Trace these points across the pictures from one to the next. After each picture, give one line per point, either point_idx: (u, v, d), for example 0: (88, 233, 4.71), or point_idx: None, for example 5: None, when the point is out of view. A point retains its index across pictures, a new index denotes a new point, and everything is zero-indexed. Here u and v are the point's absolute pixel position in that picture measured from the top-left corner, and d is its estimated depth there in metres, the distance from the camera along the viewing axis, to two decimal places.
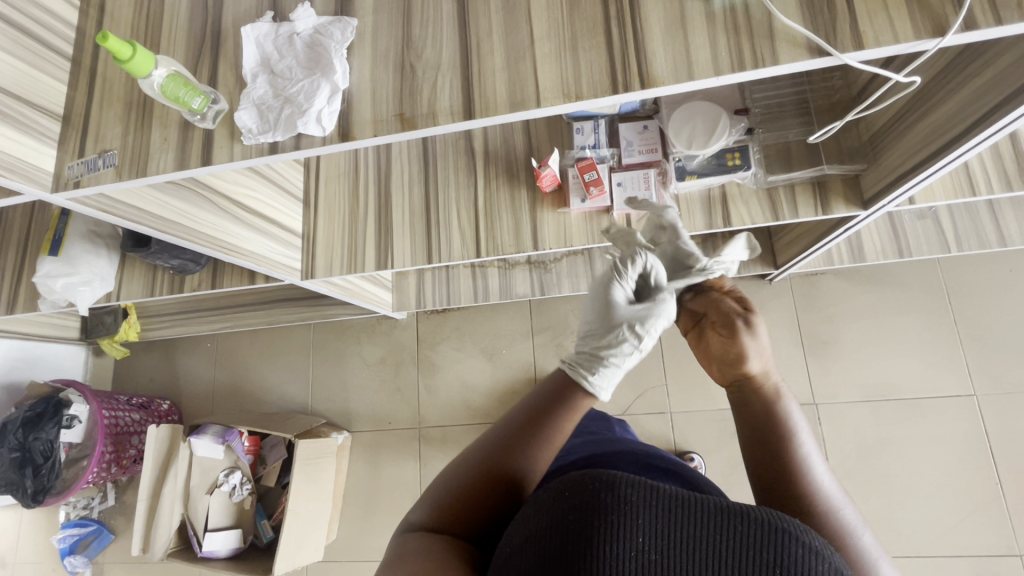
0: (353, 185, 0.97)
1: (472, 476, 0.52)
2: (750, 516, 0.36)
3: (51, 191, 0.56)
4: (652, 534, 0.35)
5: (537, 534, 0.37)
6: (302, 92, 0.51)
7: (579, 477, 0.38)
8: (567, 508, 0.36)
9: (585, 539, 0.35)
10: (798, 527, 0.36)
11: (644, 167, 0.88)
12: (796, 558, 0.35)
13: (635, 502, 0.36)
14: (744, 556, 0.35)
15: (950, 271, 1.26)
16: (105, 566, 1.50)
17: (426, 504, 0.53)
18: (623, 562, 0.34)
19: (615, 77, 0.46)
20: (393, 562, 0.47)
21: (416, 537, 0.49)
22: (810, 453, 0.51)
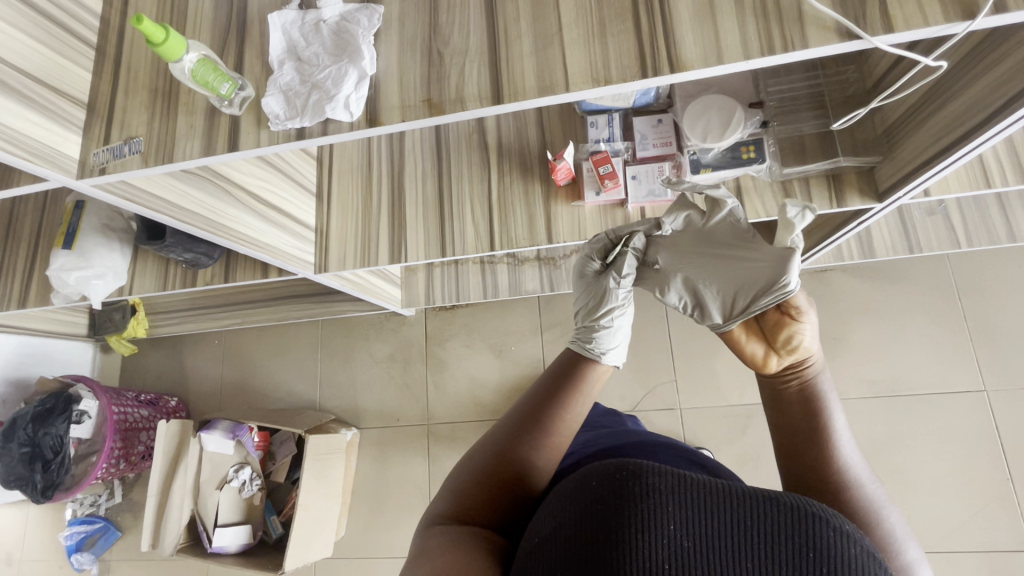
0: (367, 179, 0.97)
1: (490, 465, 0.53)
2: (781, 502, 0.36)
3: (76, 178, 0.56)
4: (683, 522, 0.35)
5: (567, 524, 0.37)
6: (329, 78, 0.51)
7: (605, 467, 0.38)
8: (597, 498, 0.36)
9: (616, 528, 0.35)
10: (827, 512, 0.36)
11: (658, 161, 0.89)
12: (828, 541, 0.35)
13: (664, 491, 0.35)
14: (777, 542, 0.35)
15: (959, 267, 1.26)
16: (112, 563, 1.49)
17: (446, 500, 0.54)
18: (657, 550, 0.34)
19: (644, 60, 0.46)
20: (418, 555, 0.47)
21: (438, 531, 0.50)
22: (841, 430, 0.51)
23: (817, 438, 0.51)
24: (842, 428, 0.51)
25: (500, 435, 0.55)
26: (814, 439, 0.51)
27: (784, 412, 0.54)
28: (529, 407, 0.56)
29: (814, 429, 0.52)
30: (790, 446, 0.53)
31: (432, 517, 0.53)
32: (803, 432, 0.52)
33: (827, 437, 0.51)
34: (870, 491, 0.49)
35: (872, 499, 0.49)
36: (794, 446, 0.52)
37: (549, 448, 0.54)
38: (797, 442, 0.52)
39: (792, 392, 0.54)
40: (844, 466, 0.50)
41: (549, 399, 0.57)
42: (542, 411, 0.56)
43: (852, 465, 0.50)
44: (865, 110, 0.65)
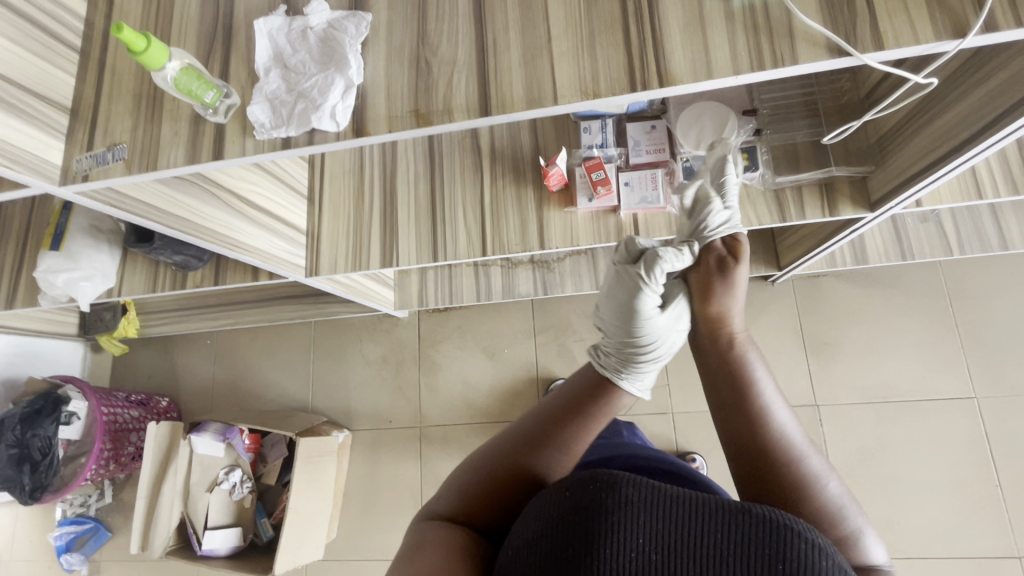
0: (358, 183, 0.96)
1: (497, 469, 0.51)
2: (751, 514, 0.36)
3: (59, 184, 0.55)
4: (652, 533, 0.35)
5: (541, 533, 0.37)
6: (315, 87, 0.50)
7: (580, 478, 0.38)
8: (568, 509, 0.37)
9: (586, 540, 0.35)
10: (800, 524, 0.36)
11: (652, 167, 0.88)
12: (798, 553, 0.35)
13: (635, 502, 0.36)
14: (747, 555, 0.35)
15: (951, 274, 1.26)
16: (102, 564, 1.49)
17: (446, 494, 0.53)
18: (625, 560, 0.34)
19: (633, 74, 0.45)
20: (409, 554, 0.47)
21: (433, 528, 0.49)
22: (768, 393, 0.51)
23: (745, 411, 0.50)
24: (771, 394, 0.51)
25: (509, 444, 0.52)
26: (746, 413, 0.50)
27: (716, 387, 0.53)
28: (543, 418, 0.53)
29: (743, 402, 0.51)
30: (726, 422, 0.52)
31: (432, 512, 0.52)
32: (734, 405, 0.51)
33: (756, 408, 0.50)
34: (813, 461, 0.49)
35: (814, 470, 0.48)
36: (729, 423, 0.52)
37: (562, 464, 0.51)
38: (731, 417, 0.51)
39: (721, 365, 0.54)
40: (778, 439, 0.49)
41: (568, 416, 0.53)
42: (557, 424, 0.52)
43: (787, 435, 0.49)
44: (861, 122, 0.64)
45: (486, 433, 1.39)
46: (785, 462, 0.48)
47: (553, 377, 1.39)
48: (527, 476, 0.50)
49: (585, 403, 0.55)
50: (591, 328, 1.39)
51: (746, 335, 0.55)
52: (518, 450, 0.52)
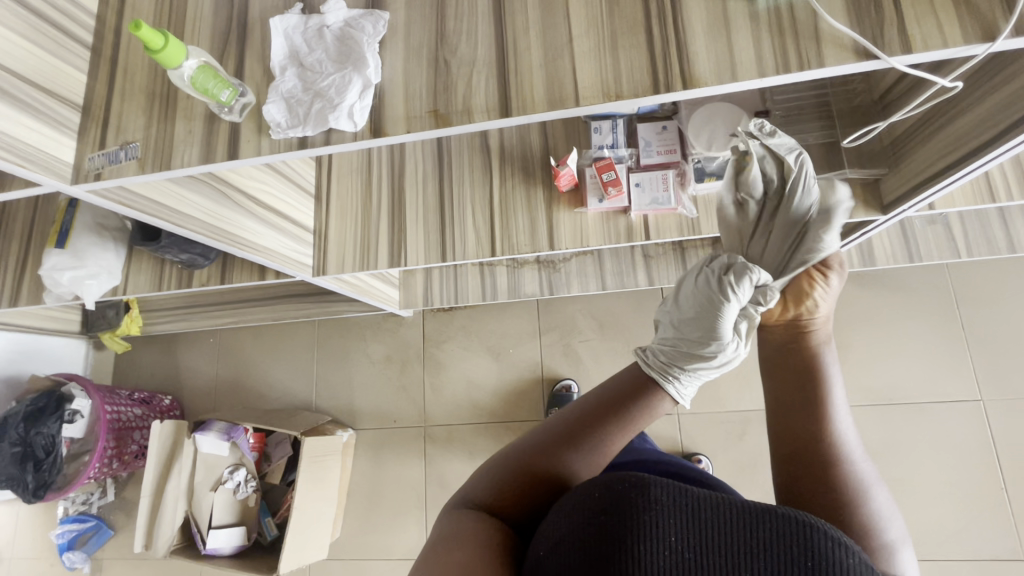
0: (367, 183, 0.96)
1: (533, 461, 0.50)
2: (776, 513, 0.36)
3: (71, 183, 0.55)
4: (680, 533, 0.35)
5: (570, 536, 0.37)
6: (333, 86, 0.50)
7: (608, 479, 0.38)
8: (596, 510, 0.36)
9: (615, 541, 0.35)
10: (823, 522, 0.36)
11: (663, 168, 0.87)
12: (824, 552, 0.35)
13: (664, 502, 0.36)
14: (774, 554, 0.35)
15: (957, 276, 1.26)
16: (104, 562, 1.48)
17: (477, 482, 0.52)
18: (654, 559, 0.34)
19: (656, 75, 0.45)
20: (439, 544, 0.46)
21: (461, 519, 0.48)
22: (839, 404, 0.52)
23: (814, 408, 0.52)
24: (839, 399, 0.52)
25: (540, 437, 0.52)
26: (813, 409, 0.52)
27: (782, 384, 0.54)
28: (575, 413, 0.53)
29: (815, 398, 0.52)
30: (787, 421, 0.53)
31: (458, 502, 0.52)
32: (802, 405, 0.52)
33: (823, 407, 0.52)
34: (860, 468, 0.50)
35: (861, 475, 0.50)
36: (786, 415, 0.53)
37: (593, 459, 0.51)
38: (793, 409, 0.53)
39: (795, 361, 0.55)
40: (836, 441, 0.51)
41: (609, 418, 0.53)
42: (588, 417, 0.52)
43: (842, 438, 0.51)
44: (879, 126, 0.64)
45: (491, 433, 1.38)
46: (830, 458, 0.50)
47: (558, 377, 1.39)
48: (557, 468, 0.50)
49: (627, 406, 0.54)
50: (597, 329, 1.39)
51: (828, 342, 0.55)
52: (549, 442, 0.51)
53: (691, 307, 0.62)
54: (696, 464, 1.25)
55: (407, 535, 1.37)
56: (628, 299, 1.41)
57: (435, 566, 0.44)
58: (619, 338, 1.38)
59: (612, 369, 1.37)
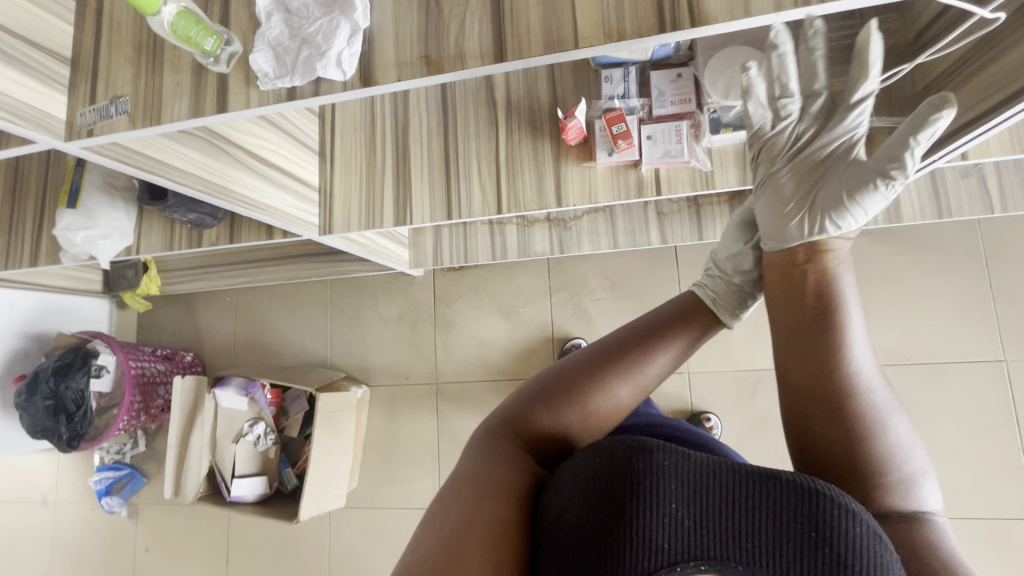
0: (370, 137, 0.94)
1: (561, 398, 0.53)
2: (779, 479, 0.40)
3: (65, 140, 0.54)
4: (685, 497, 0.39)
5: (575, 501, 0.42)
6: (320, 32, 0.47)
7: (613, 444, 0.42)
8: (601, 472, 0.41)
9: (621, 501, 0.40)
10: (834, 490, 0.40)
11: (676, 119, 0.83)
12: (828, 515, 0.39)
13: (665, 466, 0.40)
14: (776, 516, 0.39)
15: (989, 232, 1.20)
16: (139, 507, 1.57)
17: (508, 408, 0.56)
18: (658, 518, 0.39)
19: (663, 12, 0.42)
20: (464, 479, 0.50)
21: (493, 451, 0.52)
22: (856, 334, 0.50)
23: (823, 352, 0.50)
24: (856, 327, 0.50)
25: (586, 361, 0.55)
26: (825, 343, 0.50)
27: (796, 320, 0.52)
28: (621, 340, 0.56)
29: (825, 336, 0.50)
30: (797, 365, 0.51)
31: (494, 420, 0.56)
32: (809, 340, 0.51)
33: (839, 348, 0.49)
34: (877, 398, 0.50)
35: (880, 406, 0.49)
36: (798, 355, 0.51)
37: (636, 386, 0.54)
38: (799, 350, 0.51)
39: (812, 288, 0.52)
40: (846, 377, 0.49)
41: (631, 351, 0.55)
42: (624, 363, 0.54)
43: (857, 373, 0.50)
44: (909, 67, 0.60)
45: (502, 391, 1.40)
46: (843, 397, 0.49)
47: (569, 337, 1.39)
48: (599, 393, 0.53)
49: (651, 350, 0.55)
50: (608, 288, 1.37)
51: (845, 260, 0.54)
52: (591, 372, 0.54)
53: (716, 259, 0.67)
54: (705, 423, 1.25)
55: (422, 487, 1.42)
56: (640, 258, 1.38)
57: (465, 498, 0.48)
58: (629, 296, 1.36)
59: None
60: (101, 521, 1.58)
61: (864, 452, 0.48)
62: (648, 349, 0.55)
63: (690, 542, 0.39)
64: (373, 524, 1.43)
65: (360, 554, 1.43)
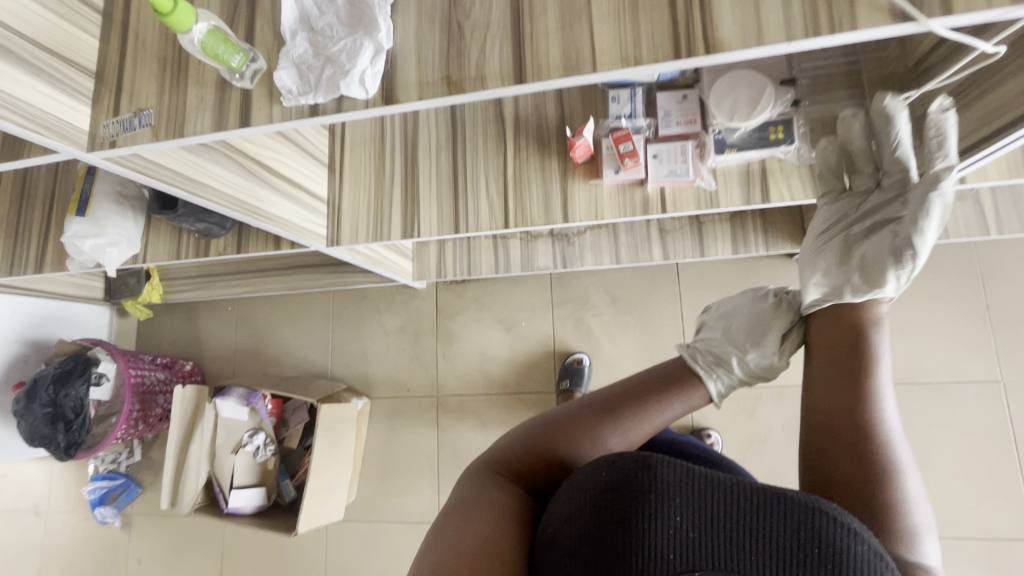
0: (380, 151, 0.95)
1: (554, 442, 0.53)
2: (784, 497, 0.40)
3: (87, 150, 0.55)
4: (688, 513, 0.40)
5: (577, 515, 0.43)
6: (344, 52, 0.49)
7: (618, 459, 0.43)
8: (605, 488, 0.42)
9: (624, 515, 0.41)
10: (837, 509, 0.40)
11: (682, 139, 0.85)
12: (832, 536, 0.39)
13: (668, 481, 0.41)
14: (778, 532, 0.39)
15: (985, 254, 1.22)
16: (133, 518, 1.55)
17: (503, 449, 0.56)
18: (660, 533, 0.40)
19: (678, 39, 0.43)
20: (459, 507, 0.50)
21: (487, 485, 0.52)
22: (884, 375, 0.50)
23: (854, 387, 0.50)
24: (883, 371, 0.51)
25: (581, 408, 0.55)
26: (856, 383, 0.50)
27: (835, 353, 0.52)
28: (619, 392, 0.56)
29: (860, 373, 0.50)
30: (826, 399, 0.51)
31: (489, 459, 0.56)
32: (842, 374, 0.51)
33: (871, 387, 0.50)
34: (896, 449, 0.49)
35: (897, 455, 0.48)
36: (830, 389, 0.51)
37: (629, 437, 0.54)
38: (833, 385, 0.51)
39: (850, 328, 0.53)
40: (870, 415, 0.49)
41: (625, 402, 0.55)
42: (616, 414, 0.54)
43: (882, 418, 0.49)
44: (913, 94, 0.62)
45: (503, 404, 1.40)
46: (863, 437, 0.48)
47: (570, 351, 1.39)
48: (591, 440, 0.53)
49: (643, 403, 0.55)
50: (610, 303, 1.38)
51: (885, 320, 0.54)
52: (584, 419, 0.54)
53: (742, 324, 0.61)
54: (706, 439, 1.26)
55: (420, 501, 1.41)
56: (642, 274, 1.39)
57: (456, 524, 0.48)
58: (631, 312, 1.38)
59: (624, 343, 1.37)
60: (93, 532, 1.56)
61: (867, 495, 0.47)
62: (640, 402, 0.55)
63: (693, 559, 0.39)
64: (370, 538, 1.42)
65: (357, 568, 1.41)
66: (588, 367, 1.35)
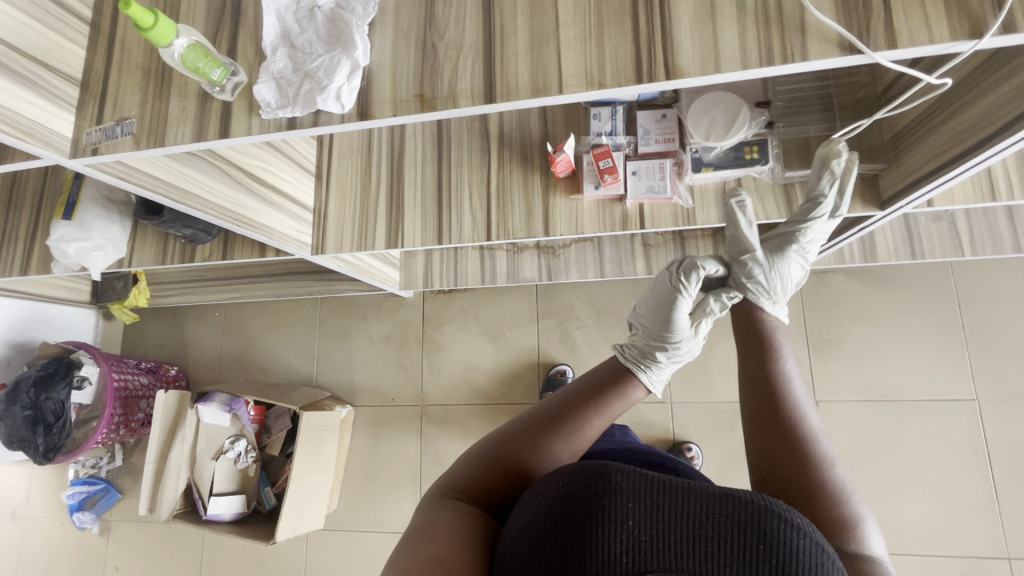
0: (366, 162, 0.96)
1: (508, 457, 0.55)
2: (729, 497, 0.42)
3: (70, 157, 0.56)
4: (640, 517, 0.41)
5: (535, 525, 0.43)
6: (321, 68, 0.50)
7: (572, 469, 0.44)
8: (560, 496, 0.43)
9: (578, 522, 0.41)
10: (780, 506, 0.42)
11: (660, 157, 0.87)
12: (776, 532, 0.40)
13: (620, 487, 0.42)
14: (728, 533, 0.41)
15: (961, 274, 1.25)
16: (112, 523, 1.54)
17: (460, 470, 0.57)
18: (614, 537, 0.40)
19: (641, 65, 0.45)
20: (420, 532, 0.50)
21: (447, 507, 0.53)
22: (794, 374, 0.59)
23: (773, 385, 0.58)
24: (795, 377, 0.59)
25: (531, 422, 0.58)
26: (773, 385, 0.58)
27: (748, 355, 0.62)
28: (564, 402, 0.60)
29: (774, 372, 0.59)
30: (752, 398, 0.59)
31: (447, 482, 0.57)
32: (755, 372, 0.60)
33: (784, 383, 0.58)
34: (823, 444, 0.55)
35: (824, 448, 0.55)
36: (752, 387, 0.59)
37: (574, 444, 0.57)
38: (755, 384, 0.59)
39: (752, 331, 0.64)
40: (792, 411, 0.57)
41: (569, 411, 0.58)
42: (562, 422, 0.57)
43: (804, 415, 0.57)
44: (871, 120, 0.65)
45: (486, 414, 1.41)
46: (789, 430, 0.55)
47: (554, 363, 1.40)
48: (541, 451, 0.56)
49: (587, 411, 0.59)
50: (594, 315, 1.40)
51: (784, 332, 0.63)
52: (533, 432, 0.57)
53: (654, 312, 0.71)
54: (686, 452, 1.26)
55: (402, 511, 1.40)
56: (626, 287, 1.41)
57: (416, 547, 0.48)
58: (615, 324, 1.39)
59: (608, 356, 1.38)
60: (70, 538, 1.55)
61: (804, 485, 0.53)
62: (583, 411, 0.59)
63: (647, 562, 0.40)
64: (350, 548, 1.41)
65: None
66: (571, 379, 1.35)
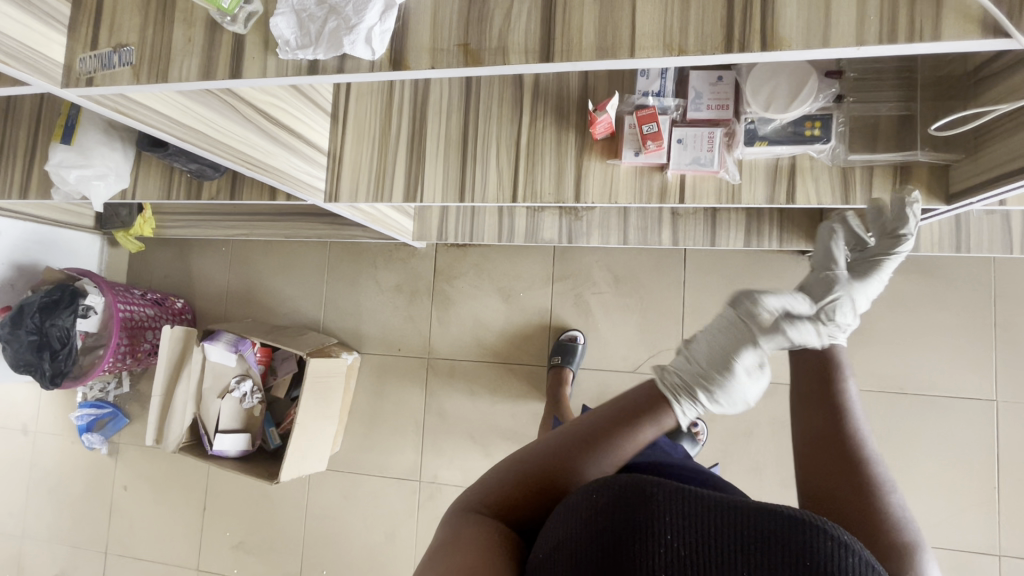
0: (387, 104, 0.89)
1: (535, 476, 0.55)
2: (775, 513, 0.39)
3: (62, 86, 0.50)
4: (680, 532, 0.39)
5: (568, 539, 0.42)
6: (350, 2, 0.43)
7: (606, 482, 0.43)
8: (595, 509, 0.42)
9: (616, 537, 0.40)
10: (827, 523, 0.40)
11: (710, 125, 0.79)
12: (826, 550, 0.38)
13: (658, 500, 0.40)
14: (773, 549, 0.38)
15: (1002, 270, 1.19)
16: (120, 446, 1.57)
17: (482, 485, 0.57)
18: (654, 554, 0.39)
19: (730, 34, 0.40)
20: (444, 547, 0.51)
21: (470, 522, 0.52)
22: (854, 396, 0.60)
23: (831, 406, 0.59)
24: (854, 394, 0.60)
25: (557, 443, 0.56)
26: (833, 406, 0.58)
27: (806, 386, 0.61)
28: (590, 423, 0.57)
29: (833, 394, 0.59)
30: (809, 420, 0.59)
31: (470, 496, 0.56)
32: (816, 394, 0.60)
33: (843, 403, 0.59)
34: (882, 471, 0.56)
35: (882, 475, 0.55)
36: (809, 406, 0.60)
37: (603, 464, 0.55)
38: (817, 405, 0.59)
39: (814, 359, 0.62)
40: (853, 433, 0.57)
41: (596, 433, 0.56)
42: (589, 444, 0.55)
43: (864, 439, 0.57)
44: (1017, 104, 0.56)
45: (493, 373, 1.39)
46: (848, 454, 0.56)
47: (566, 327, 1.37)
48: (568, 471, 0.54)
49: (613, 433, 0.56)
50: (611, 282, 1.35)
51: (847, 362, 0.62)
52: (558, 452, 0.55)
53: (715, 352, 0.61)
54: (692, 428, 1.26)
55: (403, 459, 1.42)
56: (647, 255, 1.35)
57: (442, 566, 0.48)
58: (632, 293, 1.34)
59: (622, 326, 1.35)
60: (80, 456, 1.58)
61: (855, 508, 0.53)
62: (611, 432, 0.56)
63: None
64: (351, 489, 1.45)
65: (337, 516, 1.45)
66: (581, 345, 1.32)
